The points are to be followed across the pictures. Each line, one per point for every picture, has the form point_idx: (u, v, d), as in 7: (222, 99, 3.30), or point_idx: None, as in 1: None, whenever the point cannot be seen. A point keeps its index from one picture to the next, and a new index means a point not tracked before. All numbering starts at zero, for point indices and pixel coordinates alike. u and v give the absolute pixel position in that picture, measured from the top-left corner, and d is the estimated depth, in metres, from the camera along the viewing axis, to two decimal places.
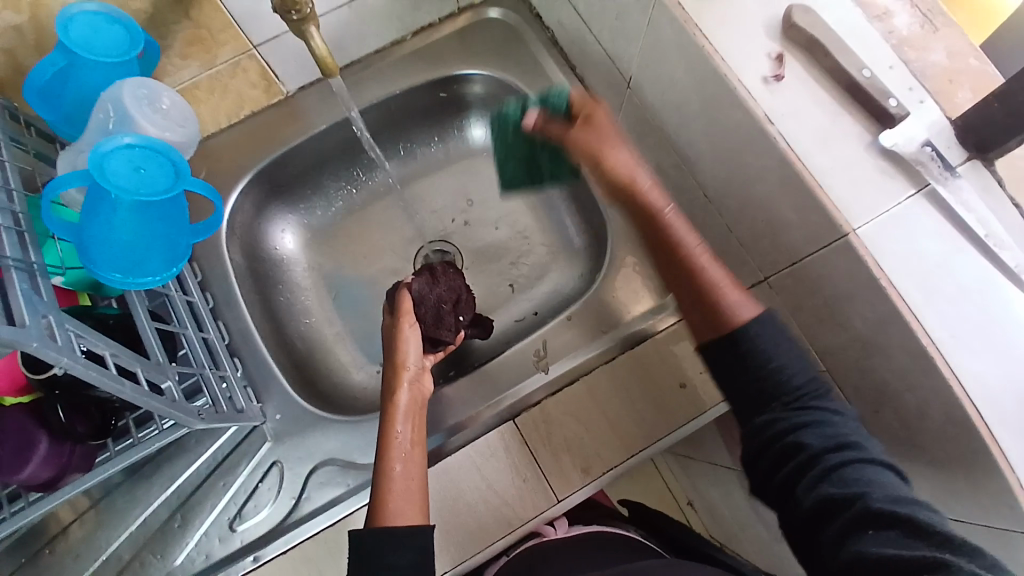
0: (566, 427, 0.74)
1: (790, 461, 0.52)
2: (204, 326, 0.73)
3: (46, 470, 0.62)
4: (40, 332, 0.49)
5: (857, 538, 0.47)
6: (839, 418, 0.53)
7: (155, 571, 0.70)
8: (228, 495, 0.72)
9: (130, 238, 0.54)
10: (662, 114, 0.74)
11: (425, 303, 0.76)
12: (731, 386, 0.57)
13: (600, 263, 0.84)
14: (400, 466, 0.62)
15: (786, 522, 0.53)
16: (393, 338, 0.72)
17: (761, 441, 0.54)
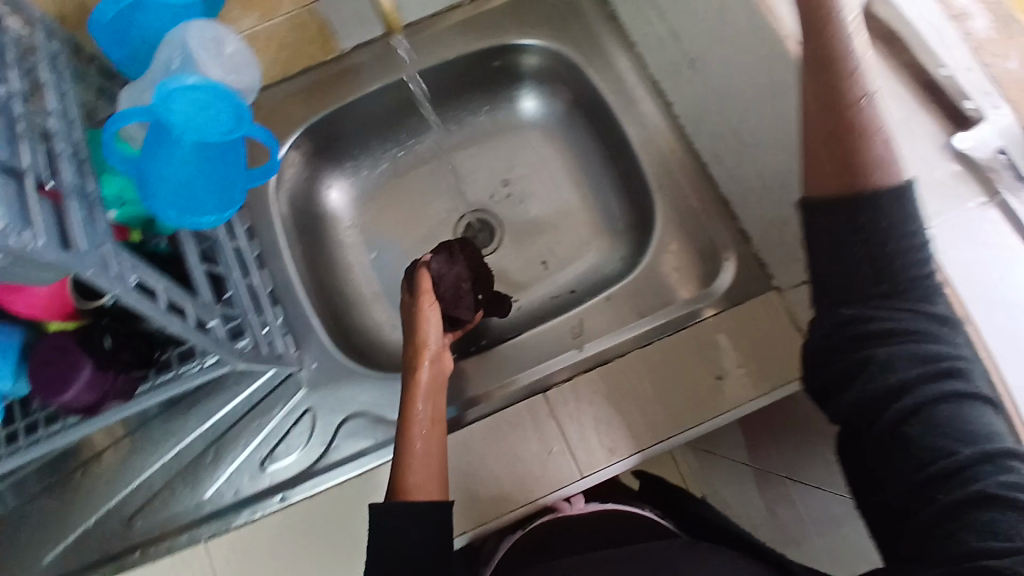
0: (595, 406, 0.74)
1: (877, 380, 0.51)
2: (248, 269, 0.75)
3: (89, 395, 0.64)
4: (95, 260, 0.49)
5: (930, 484, 0.49)
6: (947, 337, 0.50)
7: (185, 500, 0.74)
8: (262, 435, 0.75)
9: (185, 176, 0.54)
10: (722, 100, 0.72)
11: (444, 282, 0.78)
12: (831, 282, 0.54)
13: (643, 246, 0.83)
14: (421, 443, 0.65)
15: (851, 438, 0.54)
16: (415, 318, 0.75)
17: (845, 345, 0.53)
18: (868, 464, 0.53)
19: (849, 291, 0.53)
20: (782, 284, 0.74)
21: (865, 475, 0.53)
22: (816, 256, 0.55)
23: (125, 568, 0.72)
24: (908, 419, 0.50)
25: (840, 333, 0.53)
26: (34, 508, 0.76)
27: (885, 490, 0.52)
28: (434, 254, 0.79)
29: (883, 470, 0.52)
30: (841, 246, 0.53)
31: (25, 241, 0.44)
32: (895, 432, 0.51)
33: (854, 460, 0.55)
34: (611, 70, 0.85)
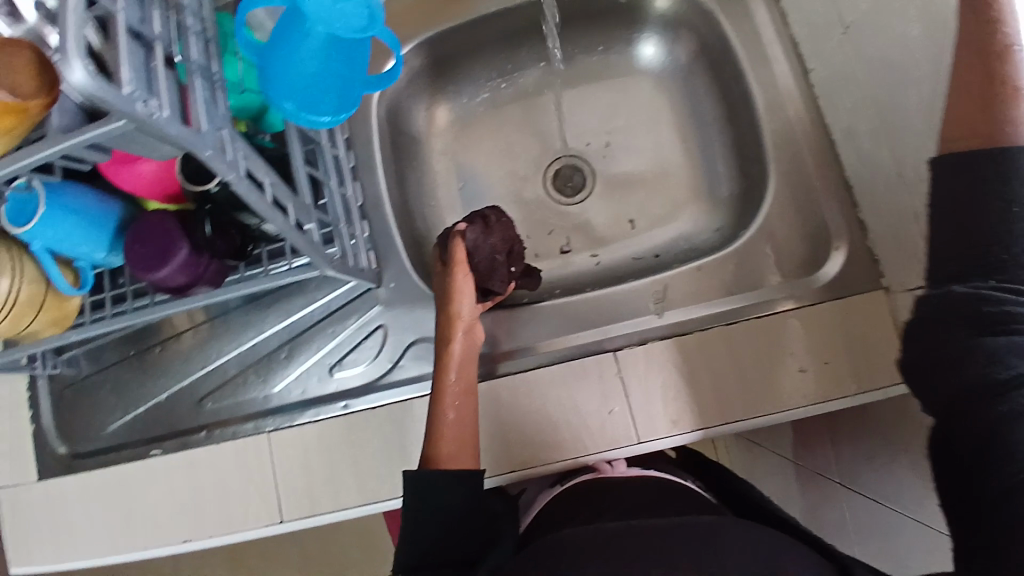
0: (666, 375, 0.72)
1: (980, 369, 0.48)
2: (328, 173, 0.71)
3: (182, 276, 0.66)
4: (214, 143, 0.49)
5: (1013, 484, 0.45)
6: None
7: (255, 391, 0.77)
8: (334, 342, 0.77)
9: (311, 67, 0.51)
10: (872, 73, 0.65)
11: (478, 255, 0.73)
12: (948, 262, 0.51)
13: (744, 220, 0.79)
14: (454, 414, 0.68)
15: (939, 432, 0.51)
16: (449, 288, 0.72)
17: (958, 330, 0.50)
18: (954, 460, 0.49)
19: (968, 271, 0.50)
20: (893, 285, 0.69)
21: (948, 471, 0.50)
22: (941, 233, 0.52)
23: (191, 445, 0.77)
24: (1004, 414, 0.46)
25: (950, 315, 0.50)
26: (110, 375, 0.80)
27: (966, 489, 0.48)
28: (467, 223, 0.73)
29: (968, 471, 0.48)
30: (971, 226, 0.49)
31: (151, 111, 0.43)
32: (990, 425, 0.47)
33: (939, 455, 0.51)
34: (748, 24, 0.78)
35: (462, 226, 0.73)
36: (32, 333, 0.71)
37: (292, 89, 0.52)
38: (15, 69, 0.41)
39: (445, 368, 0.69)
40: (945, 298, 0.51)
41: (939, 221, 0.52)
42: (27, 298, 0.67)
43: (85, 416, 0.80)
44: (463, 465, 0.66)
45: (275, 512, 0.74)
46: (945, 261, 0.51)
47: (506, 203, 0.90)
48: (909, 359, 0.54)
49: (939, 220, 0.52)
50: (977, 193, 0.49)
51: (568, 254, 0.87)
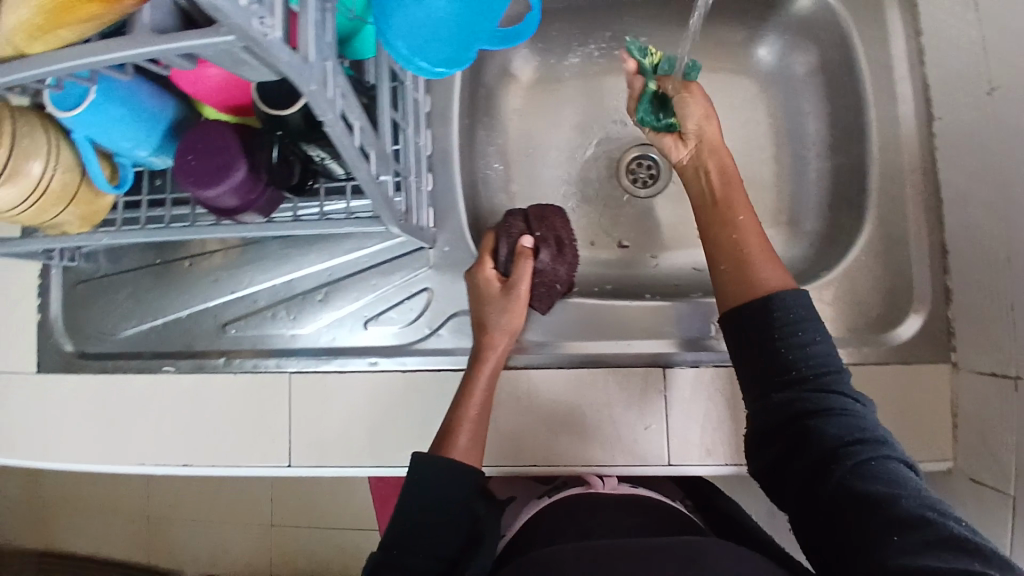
0: (710, 404, 0.69)
1: (817, 444, 0.53)
2: (405, 117, 0.66)
3: (233, 198, 0.62)
4: (318, 76, 0.43)
5: (887, 527, 0.46)
6: (866, 412, 0.55)
7: (283, 327, 0.73)
8: (375, 294, 0.73)
9: (448, 11, 0.46)
10: (1004, 142, 0.61)
11: (539, 281, 0.66)
12: (753, 368, 0.58)
13: (823, 258, 0.75)
14: (477, 410, 0.65)
15: (804, 513, 0.53)
16: (487, 296, 0.66)
17: (785, 418, 0.55)
18: (828, 531, 0.50)
19: (773, 374, 0.57)
20: (962, 362, 0.68)
21: (829, 545, 0.50)
22: (745, 349, 0.59)
23: (205, 370, 0.73)
24: (852, 472, 0.50)
25: (774, 410, 0.56)
26: (131, 280, 0.76)
27: (846, 556, 0.48)
28: (541, 244, 0.66)
29: (841, 537, 0.49)
30: (765, 349, 0.57)
31: (265, 30, 0.37)
32: (847, 484, 0.50)
33: (814, 530, 0.51)
34: (882, 51, 0.72)
35: (533, 245, 0.66)
36: (58, 225, 0.67)
37: (419, 35, 0.47)
38: None
39: (478, 371, 0.65)
40: (763, 399, 0.57)
41: (749, 326, 0.58)
42: (58, 186, 0.62)
43: (98, 316, 0.76)
44: (471, 461, 0.64)
45: (284, 455, 0.71)
46: (758, 368, 0.58)
47: (572, 182, 0.85)
48: (757, 460, 0.58)
49: (738, 341, 0.59)
50: (737, 314, 0.59)
51: (625, 249, 0.83)
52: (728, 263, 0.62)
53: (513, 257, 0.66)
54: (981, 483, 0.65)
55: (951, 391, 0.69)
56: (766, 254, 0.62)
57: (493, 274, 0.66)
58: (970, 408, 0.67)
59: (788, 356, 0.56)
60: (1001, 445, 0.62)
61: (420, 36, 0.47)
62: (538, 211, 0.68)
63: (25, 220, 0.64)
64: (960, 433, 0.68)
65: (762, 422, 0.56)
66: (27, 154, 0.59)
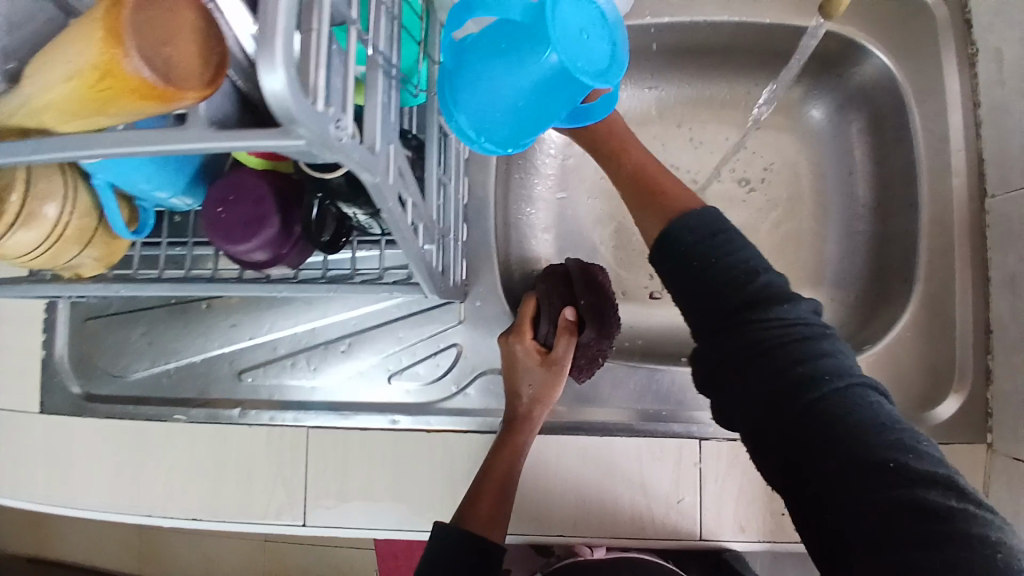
0: (745, 477, 0.67)
1: (772, 386, 0.43)
2: (447, 171, 0.62)
3: (263, 252, 0.58)
4: (383, 163, 0.40)
5: (848, 485, 0.39)
6: (813, 324, 0.44)
7: (302, 378, 0.70)
8: (399, 348, 0.70)
9: (521, 99, 0.42)
10: None
11: (582, 353, 0.65)
12: (690, 297, 0.47)
13: (863, 329, 0.74)
14: (504, 477, 0.62)
15: (759, 455, 0.45)
16: (521, 363, 0.64)
17: (724, 354, 0.45)
18: (787, 478, 0.43)
19: (713, 304, 0.46)
20: (1001, 447, 0.67)
21: (790, 495, 0.43)
22: (675, 268, 0.48)
23: (220, 419, 0.70)
24: (803, 414, 0.41)
25: (718, 348, 0.46)
26: (145, 318, 0.73)
27: (807, 506, 0.42)
28: (586, 317, 0.64)
29: (801, 488, 0.42)
30: (702, 280, 0.46)
31: (339, 132, 0.34)
32: (798, 429, 0.42)
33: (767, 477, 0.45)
34: (938, 121, 0.70)
35: (575, 319, 0.65)
36: (72, 267, 0.63)
37: (496, 117, 0.44)
38: (176, 39, 0.29)
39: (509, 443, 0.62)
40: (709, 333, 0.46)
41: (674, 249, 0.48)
42: (73, 231, 0.58)
43: (108, 354, 0.74)
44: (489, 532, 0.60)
45: (299, 513, 0.68)
46: (689, 293, 0.47)
47: (606, 229, 0.82)
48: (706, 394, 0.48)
49: (671, 273, 0.48)
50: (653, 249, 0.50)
51: (657, 302, 0.81)
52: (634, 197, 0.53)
53: (555, 330, 0.65)
54: None
55: (987, 476, 0.67)
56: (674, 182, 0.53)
57: (533, 345, 0.65)
58: (1009, 497, 0.65)
59: (722, 279, 0.46)
60: None
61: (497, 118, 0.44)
62: (576, 268, 0.67)
63: (39, 264, 0.60)
64: None
65: (708, 358, 0.46)
66: (42, 199, 0.54)
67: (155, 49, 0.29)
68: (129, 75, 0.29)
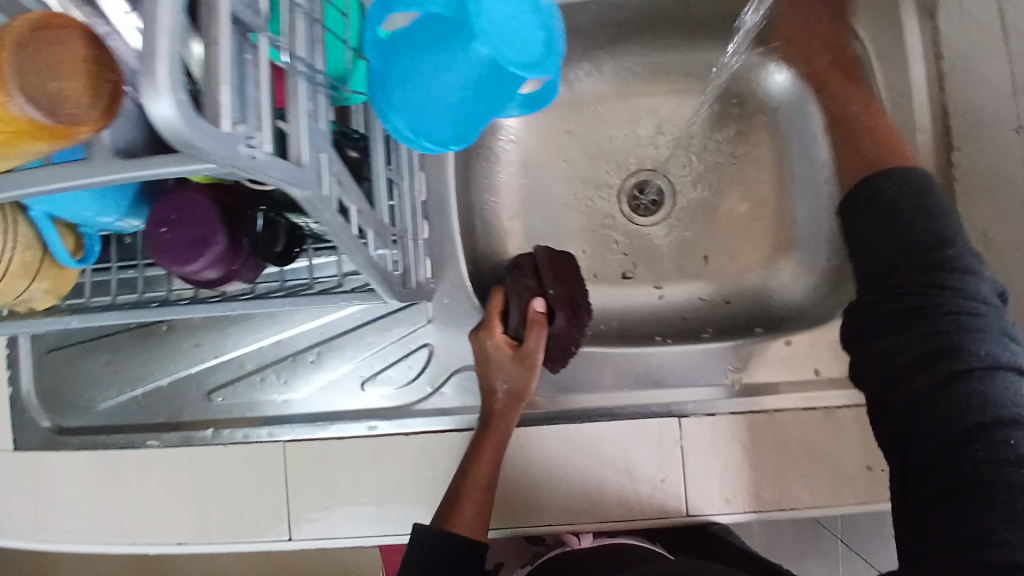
0: (729, 450, 0.67)
1: (925, 342, 0.52)
2: (398, 169, 0.60)
3: (215, 270, 0.56)
4: (314, 175, 0.39)
5: (964, 443, 0.49)
6: (986, 303, 0.52)
7: (273, 393, 0.69)
8: (370, 354, 0.68)
9: (459, 95, 0.41)
10: None
11: (555, 343, 0.64)
12: (886, 252, 0.56)
13: (837, 292, 0.73)
14: (486, 478, 0.60)
15: (881, 403, 0.54)
16: (494, 359, 0.63)
17: (874, 326, 0.56)
18: (906, 429, 0.52)
19: (911, 265, 0.55)
20: None
21: (901, 441, 0.53)
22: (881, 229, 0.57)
23: (194, 442, 0.69)
24: (944, 376, 0.50)
25: (882, 301, 0.55)
26: (107, 346, 0.71)
27: (924, 457, 0.51)
28: (556, 307, 0.63)
29: (917, 440, 0.51)
30: (895, 237, 0.56)
31: (253, 152, 0.32)
32: (913, 401, 0.52)
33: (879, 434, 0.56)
34: (900, 76, 0.69)
35: (545, 310, 0.64)
36: (25, 301, 0.60)
37: (439, 117, 0.42)
38: (63, 69, 0.29)
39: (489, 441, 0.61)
40: (883, 289, 0.56)
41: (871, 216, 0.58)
42: (19, 265, 0.55)
43: (74, 385, 0.72)
44: (472, 534, 0.59)
45: (284, 528, 0.67)
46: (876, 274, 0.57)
47: (575, 212, 0.81)
48: (854, 341, 0.57)
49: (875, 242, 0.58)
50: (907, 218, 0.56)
51: (630, 280, 0.80)
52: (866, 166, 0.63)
53: (524, 322, 0.64)
54: None
55: None
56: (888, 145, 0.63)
57: (504, 339, 0.63)
58: None
59: (911, 244, 0.55)
60: None
61: (440, 117, 0.42)
62: (546, 257, 0.66)
63: None
64: None
65: (873, 310, 0.56)
66: None
67: (41, 89, 0.29)
68: (12, 110, 0.28)
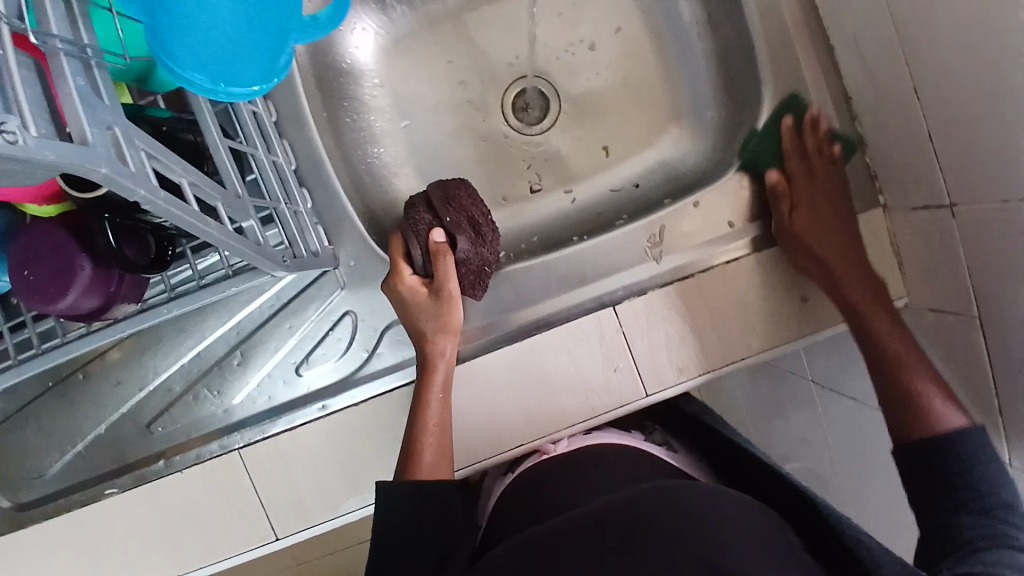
0: (669, 322, 0.67)
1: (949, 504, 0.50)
2: (250, 140, 0.58)
3: (92, 299, 0.54)
4: (108, 151, 0.36)
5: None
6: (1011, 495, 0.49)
7: (212, 406, 0.67)
8: (295, 338, 0.67)
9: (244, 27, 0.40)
10: None
11: (466, 268, 0.63)
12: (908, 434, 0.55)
13: (734, 139, 0.73)
14: (436, 420, 0.59)
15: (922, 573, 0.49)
16: (411, 306, 0.62)
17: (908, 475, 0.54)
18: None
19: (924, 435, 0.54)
20: (893, 203, 0.66)
21: None
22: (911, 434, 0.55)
23: (149, 478, 0.67)
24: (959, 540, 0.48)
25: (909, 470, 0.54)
26: (33, 413, 0.69)
27: None
28: (456, 231, 0.61)
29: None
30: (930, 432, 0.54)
31: (10, 137, 0.30)
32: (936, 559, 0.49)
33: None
34: None
35: (446, 239, 0.62)
36: None
37: (222, 50, 0.40)
38: None
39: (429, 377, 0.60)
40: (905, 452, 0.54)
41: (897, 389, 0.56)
42: None
43: (11, 462, 0.69)
44: (442, 476, 0.58)
45: (267, 530, 0.66)
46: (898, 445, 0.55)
47: (463, 142, 0.79)
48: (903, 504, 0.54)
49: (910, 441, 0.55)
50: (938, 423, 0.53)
51: (538, 193, 0.78)
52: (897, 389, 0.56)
53: (429, 256, 0.62)
54: (942, 314, 0.61)
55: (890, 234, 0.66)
56: (924, 372, 0.56)
57: (416, 281, 0.62)
58: (915, 245, 0.63)
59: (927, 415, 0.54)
60: (949, 276, 0.60)
61: (224, 51, 0.40)
62: (439, 188, 0.63)
63: None
64: (909, 268, 0.66)
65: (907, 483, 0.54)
66: None
67: None
68: None
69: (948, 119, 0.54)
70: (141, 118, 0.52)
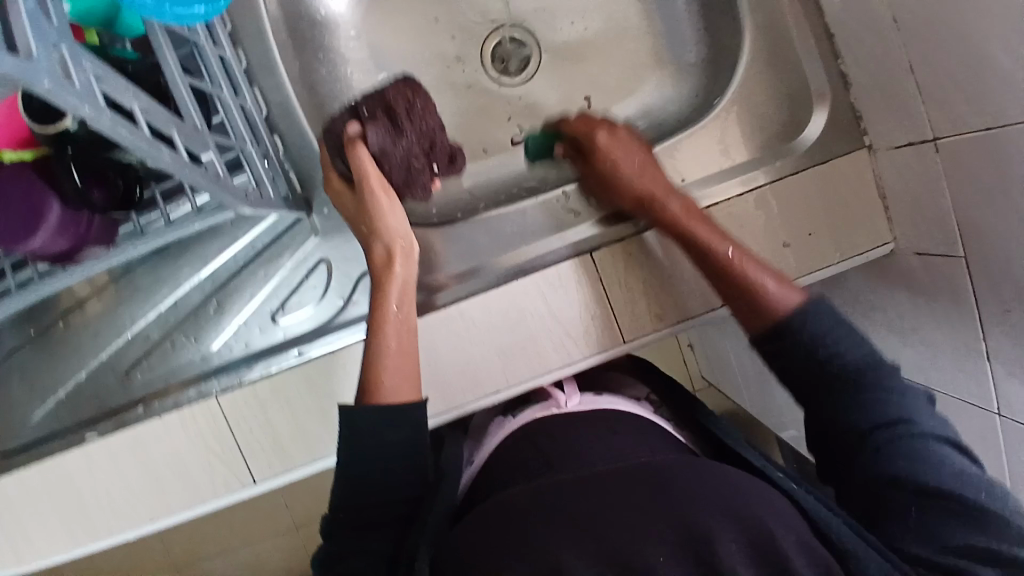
0: (646, 269, 0.66)
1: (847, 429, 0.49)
2: (215, 81, 0.58)
3: (62, 241, 0.55)
4: (53, 69, 0.36)
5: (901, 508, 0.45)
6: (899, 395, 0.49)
7: (189, 353, 0.68)
8: (271, 286, 0.67)
9: None
10: None
11: (389, 162, 0.62)
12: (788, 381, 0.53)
13: (715, 84, 0.71)
14: (395, 342, 0.58)
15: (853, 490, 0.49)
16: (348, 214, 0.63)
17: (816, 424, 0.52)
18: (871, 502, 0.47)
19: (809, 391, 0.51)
20: (877, 141, 0.63)
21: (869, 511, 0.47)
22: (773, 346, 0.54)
23: (128, 424, 0.68)
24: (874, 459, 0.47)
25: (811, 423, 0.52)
26: (15, 364, 0.70)
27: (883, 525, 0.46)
28: (368, 123, 0.62)
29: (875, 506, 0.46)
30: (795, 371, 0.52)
31: None
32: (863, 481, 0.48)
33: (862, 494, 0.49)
34: None
35: (360, 130, 0.62)
36: None
37: None
38: None
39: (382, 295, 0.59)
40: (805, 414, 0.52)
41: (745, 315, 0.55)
42: None
43: None
44: (410, 395, 0.56)
45: (245, 474, 0.67)
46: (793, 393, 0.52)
47: (441, 93, 0.78)
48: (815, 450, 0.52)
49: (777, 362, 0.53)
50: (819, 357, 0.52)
51: (519, 144, 0.78)
52: (739, 295, 0.56)
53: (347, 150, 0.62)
54: (928, 255, 0.59)
55: (875, 176, 0.64)
56: (760, 264, 0.57)
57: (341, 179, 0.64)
58: (899, 185, 0.61)
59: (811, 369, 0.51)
60: (934, 215, 0.58)
61: None
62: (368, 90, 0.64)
63: None
64: (893, 209, 0.63)
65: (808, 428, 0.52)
66: None
67: None
68: None
69: (927, 48, 0.52)
70: (105, 56, 0.52)
